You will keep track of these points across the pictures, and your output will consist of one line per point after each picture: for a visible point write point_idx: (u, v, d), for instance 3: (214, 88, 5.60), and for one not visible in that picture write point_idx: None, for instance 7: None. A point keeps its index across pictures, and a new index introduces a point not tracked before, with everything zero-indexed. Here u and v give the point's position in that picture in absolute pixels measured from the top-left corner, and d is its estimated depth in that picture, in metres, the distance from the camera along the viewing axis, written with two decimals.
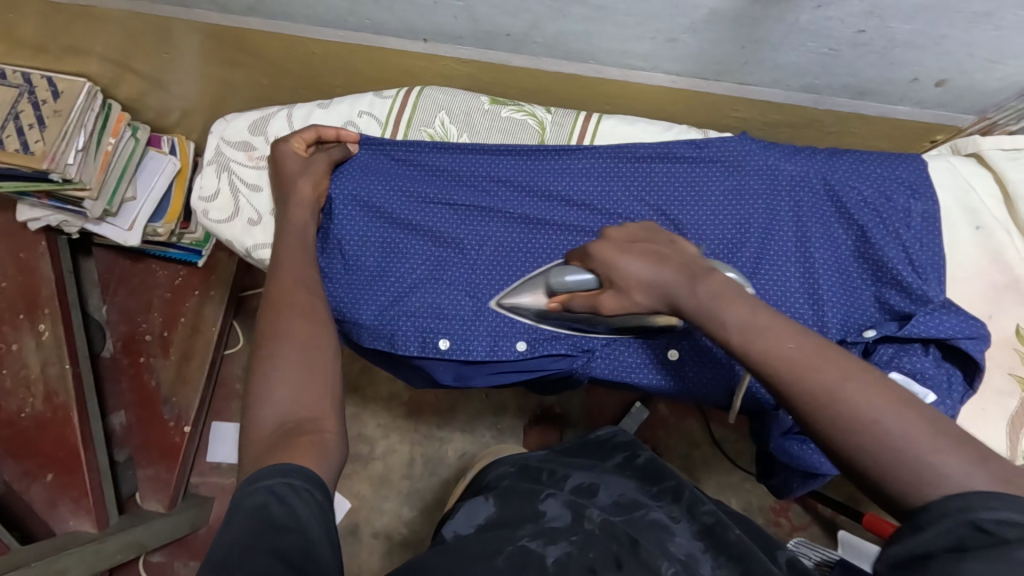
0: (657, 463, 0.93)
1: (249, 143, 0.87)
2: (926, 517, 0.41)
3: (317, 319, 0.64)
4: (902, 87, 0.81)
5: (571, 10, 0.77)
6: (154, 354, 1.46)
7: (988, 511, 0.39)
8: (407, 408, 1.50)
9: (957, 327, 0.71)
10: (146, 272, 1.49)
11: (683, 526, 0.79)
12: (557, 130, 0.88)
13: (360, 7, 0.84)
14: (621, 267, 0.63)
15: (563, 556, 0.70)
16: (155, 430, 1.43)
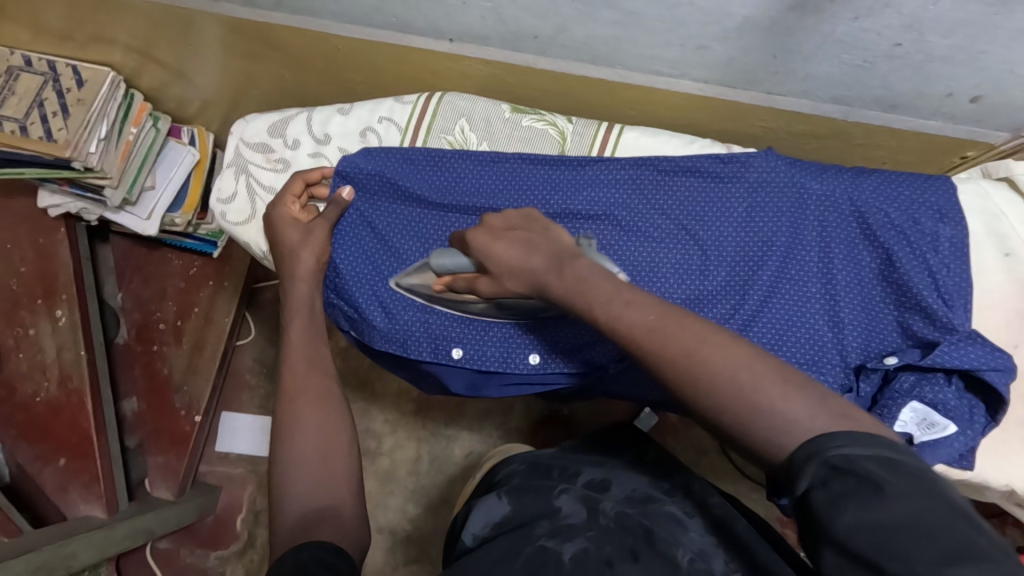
0: (668, 460, 0.93)
1: (268, 146, 0.87)
2: (797, 466, 0.45)
3: (325, 398, 0.68)
4: (934, 102, 0.79)
5: (600, 13, 0.76)
6: (166, 343, 1.46)
7: (838, 449, 0.44)
8: (415, 405, 1.50)
9: (981, 358, 0.70)
10: (161, 261, 1.50)
11: (696, 521, 0.78)
12: (578, 140, 0.87)
13: (387, 5, 0.84)
14: (498, 251, 0.66)
15: (580, 552, 0.69)
16: (165, 417, 1.44)
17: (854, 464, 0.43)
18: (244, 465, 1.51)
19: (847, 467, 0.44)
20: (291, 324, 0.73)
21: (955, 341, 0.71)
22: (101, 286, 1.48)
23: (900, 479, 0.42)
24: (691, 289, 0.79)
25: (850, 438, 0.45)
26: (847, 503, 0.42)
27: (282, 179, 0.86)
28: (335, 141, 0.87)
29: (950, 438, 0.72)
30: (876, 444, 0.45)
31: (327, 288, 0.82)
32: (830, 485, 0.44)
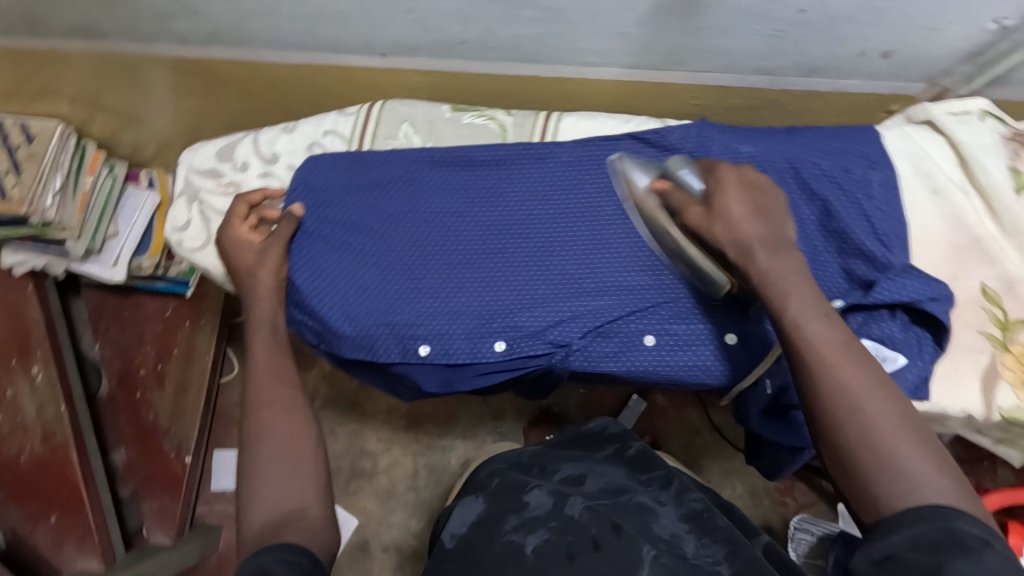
0: (649, 455, 0.93)
1: (217, 170, 0.87)
2: (906, 519, 0.50)
3: (293, 411, 0.69)
4: (850, 62, 0.83)
5: (520, 12, 0.78)
6: (150, 388, 1.46)
7: (959, 522, 0.49)
8: (407, 420, 1.51)
9: (919, 290, 0.73)
10: (136, 307, 1.50)
11: (670, 509, 0.82)
12: (518, 131, 0.87)
13: (316, 28, 0.86)
14: (727, 197, 0.67)
15: (542, 542, 0.73)
16: (156, 462, 1.43)
17: (968, 535, 0.48)
18: None
19: (952, 537, 0.48)
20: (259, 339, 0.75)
21: (895, 277, 0.74)
22: (76, 339, 1.48)
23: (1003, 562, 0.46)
24: (642, 261, 0.80)
25: (975, 521, 0.49)
26: (947, 557, 0.46)
27: None
28: (283, 159, 0.88)
29: (906, 372, 0.73)
30: (991, 534, 0.49)
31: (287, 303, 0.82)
32: (930, 545, 0.48)
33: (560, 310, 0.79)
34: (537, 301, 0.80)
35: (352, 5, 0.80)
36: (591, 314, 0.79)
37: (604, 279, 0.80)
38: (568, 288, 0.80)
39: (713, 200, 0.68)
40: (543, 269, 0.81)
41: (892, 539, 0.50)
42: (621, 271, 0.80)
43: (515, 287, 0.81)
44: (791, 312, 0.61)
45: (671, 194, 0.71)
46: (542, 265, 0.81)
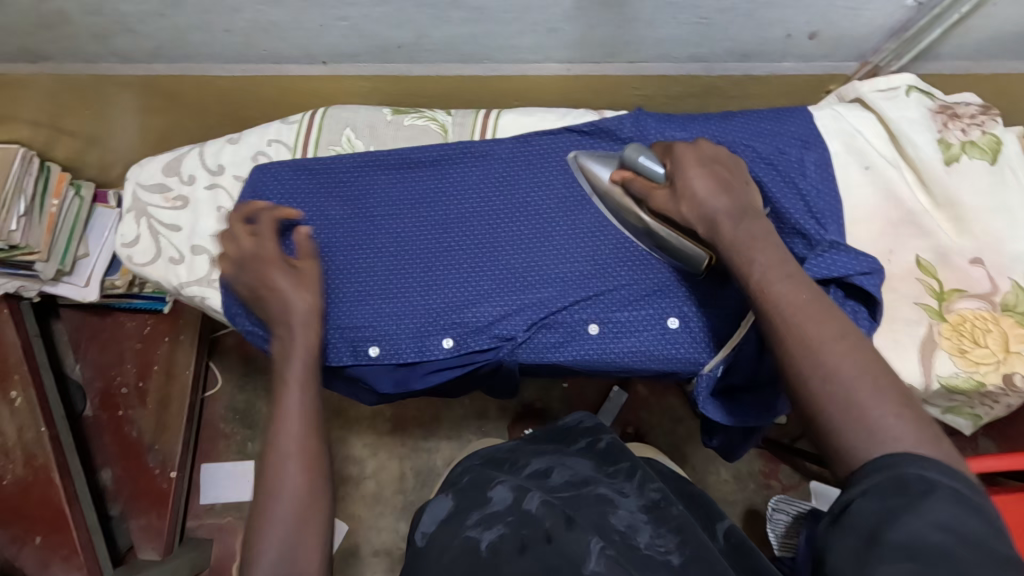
0: (619, 447, 0.94)
1: (165, 185, 0.88)
2: (860, 475, 0.47)
3: (314, 466, 0.67)
4: (780, 44, 0.84)
5: (449, 14, 0.79)
6: (132, 406, 1.47)
7: (915, 469, 0.45)
8: (391, 424, 1.51)
9: (848, 264, 0.72)
10: (114, 326, 1.51)
11: (631, 500, 0.79)
12: (459, 130, 0.89)
13: (254, 40, 0.87)
14: (691, 178, 0.66)
15: (497, 537, 0.71)
16: (142, 479, 1.44)
17: (921, 482, 0.44)
18: (232, 513, 1.50)
19: (906, 487, 0.45)
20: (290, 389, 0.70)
21: (827, 251, 0.73)
22: (58, 361, 1.49)
23: (960, 507, 0.43)
24: (584, 252, 0.82)
25: (932, 466, 0.45)
26: (897, 509, 0.43)
27: (184, 216, 0.87)
28: (229, 170, 0.88)
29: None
30: (953, 480, 0.45)
31: (236, 312, 0.83)
32: (885, 497, 0.44)
33: (504, 304, 0.80)
34: (483, 297, 0.81)
35: (284, 15, 0.80)
36: (535, 306, 0.80)
37: (547, 272, 0.81)
38: (513, 282, 0.81)
39: (677, 181, 0.67)
40: (488, 265, 0.82)
41: (848, 493, 0.47)
42: (564, 263, 0.81)
43: (460, 285, 0.82)
44: (756, 278, 0.59)
45: (634, 183, 0.72)
46: (486, 262, 0.82)
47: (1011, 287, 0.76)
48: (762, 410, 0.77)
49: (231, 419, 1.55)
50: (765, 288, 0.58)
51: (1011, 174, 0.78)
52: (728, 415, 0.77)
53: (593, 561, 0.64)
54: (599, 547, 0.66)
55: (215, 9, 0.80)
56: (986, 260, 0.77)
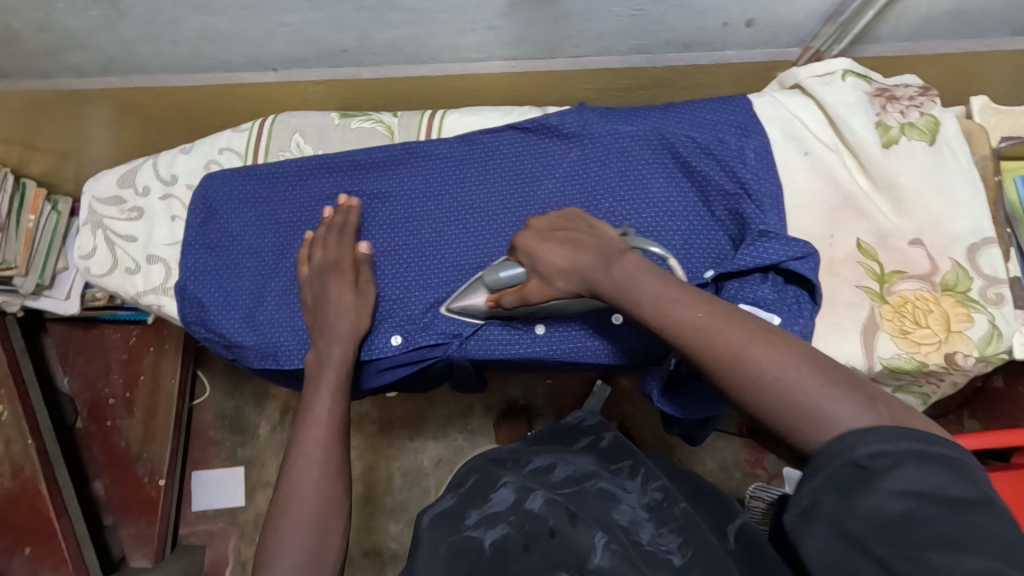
0: (623, 445, 0.87)
1: (120, 198, 0.90)
2: (817, 462, 0.43)
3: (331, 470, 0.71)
4: (717, 34, 0.85)
5: (387, 16, 0.81)
6: (120, 417, 1.44)
7: (863, 446, 0.42)
8: (379, 425, 1.45)
9: (780, 250, 0.73)
10: (99, 337, 1.47)
11: (632, 496, 0.74)
12: (405, 131, 0.90)
13: (201, 50, 0.88)
14: (544, 258, 0.65)
15: (503, 537, 0.63)
16: (131, 487, 1.42)
17: (878, 458, 0.41)
18: (223, 520, 1.47)
19: (854, 470, 0.41)
20: (318, 390, 0.74)
21: (760, 239, 0.74)
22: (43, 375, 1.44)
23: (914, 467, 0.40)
24: None
25: (876, 434, 0.42)
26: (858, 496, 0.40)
27: (140, 227, 0.89)
28: (182, 179, 0.90)
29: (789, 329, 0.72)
30: (908, 439, 0.41)
31: (190, 318, 0.85)
32: (837, 485, 0.41)
33: (451, 301, 0.81)
34: (431, 295, 0.82)
35: (225, 24, 0.82)
36: (483, 303, 0.81)
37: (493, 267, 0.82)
38: (459, 279, 0.82)
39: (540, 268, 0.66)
40: (435, 263, 0.83)
41: (807, 475, 0.43)
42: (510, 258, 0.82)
43: (408, 283, 0.83)
44: (654, 318, 0.57)
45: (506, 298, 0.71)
46: (433, 259, 0.83)
47: (952, 266, 0.76)
48: (716, 398, 0.76)
49: (219, 425, 1.52)
50: (665, 322, 0.55)
51: (950, 153, 0.79)
52: (687, 406, 0.76)
53: (597, 557, 0.60)
54: (605, 542, 0.62)
55: (158, 20, 0.82)
56: (927, 240, 0.77)
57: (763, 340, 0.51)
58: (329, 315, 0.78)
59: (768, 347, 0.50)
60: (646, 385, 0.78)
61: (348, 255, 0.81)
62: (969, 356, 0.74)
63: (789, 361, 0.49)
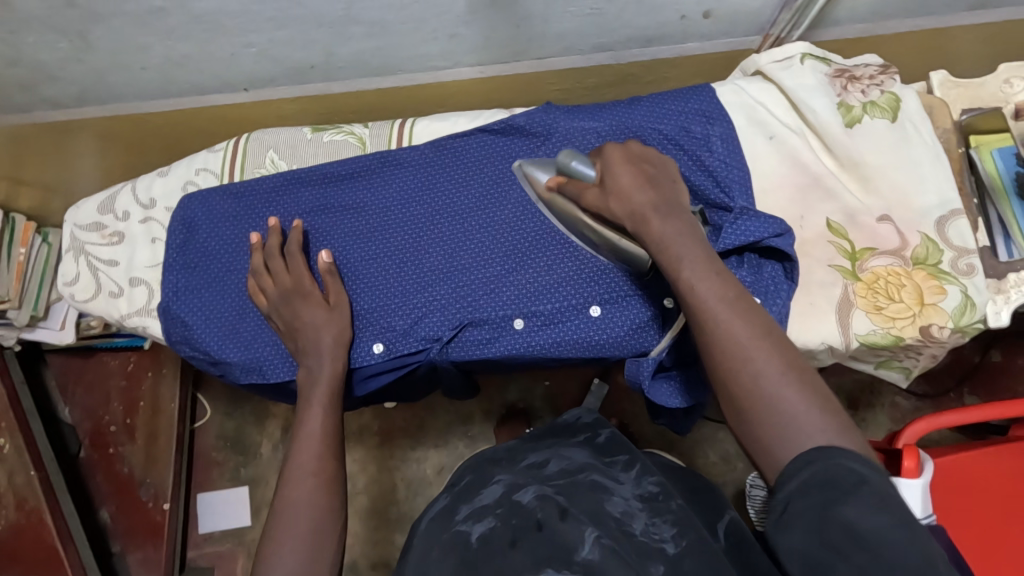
0: (621, 440, 0.79)
1: (100, 223, 0.91)
2: (798, 471, 0.48)
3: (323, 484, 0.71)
4: (677, 27, 0.87)
5: (350, 30, 0.82)
6: (121, 443, 1.43)
7: (848, 462, 0.46)
8: (380, 437, 1.42)
9: (760, 229, 0.74)
10: (99, 366, 1.45)
11: (627, 488, 0.68)
12: (377, 142, 0.92)
13: (172, 75, 0.90)
14: (619, 174, 0.65)
15: (488, 530, 0.60)
16: (135, 513, 1.40)
17: (857, 476, 0.45)
18: (230, 541, 1.44)
19: (835, 481, 0.45)
20: (310, 406, 0.75)
21: (736, 220, 0.75)
22: (42, 406, 1.42)
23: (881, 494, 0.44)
24: (502, 248, 0.83)
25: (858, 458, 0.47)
26: (839, 509, 0.44)
27: (121, 251, 0.90)
28: (160, 202, 0.91)
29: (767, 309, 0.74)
30: (877, 470, 0.47)
31: (175, 338, 0.85)
32: (818, 489, 0.45)
33: (429, 306, 0.82)
34: (409, 301, 0.83)
35: (193, 48, 0.84)
36: (461, 306, 0.82)
37: (468, 271, 0.83)
38: (436, 283, 0.83)
39: (606, 181, 0.65)
40: (412, 269, 0.84)
41: (788, 489, 0.47)
42: (485, 260, 0.83)
43: (385, 291, 0.84)
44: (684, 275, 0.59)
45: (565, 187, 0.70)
46: (409, 266, 0.84)
47: (921, 240, 0.77)
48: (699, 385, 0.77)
49: (223, 446, 1.48)
50: (694, 285, 0.58)
51: (912, 128, 0.80)
52: (672, 394, 0.76)
53: (585, 551, 0.54)
54: (595, 536, 0.56)
55: (128, 49, 0.83)
56: (895, 216, 0.78)
57: (748, 328, 0.55)
58: (303, 330, 0.79)
59: (751, 334, 0.55)
60: (635, 374, 0.75)
61: (304, 277, 0.81)
62: (944, 327, 0.74)
63: (762, 355, 0.54)
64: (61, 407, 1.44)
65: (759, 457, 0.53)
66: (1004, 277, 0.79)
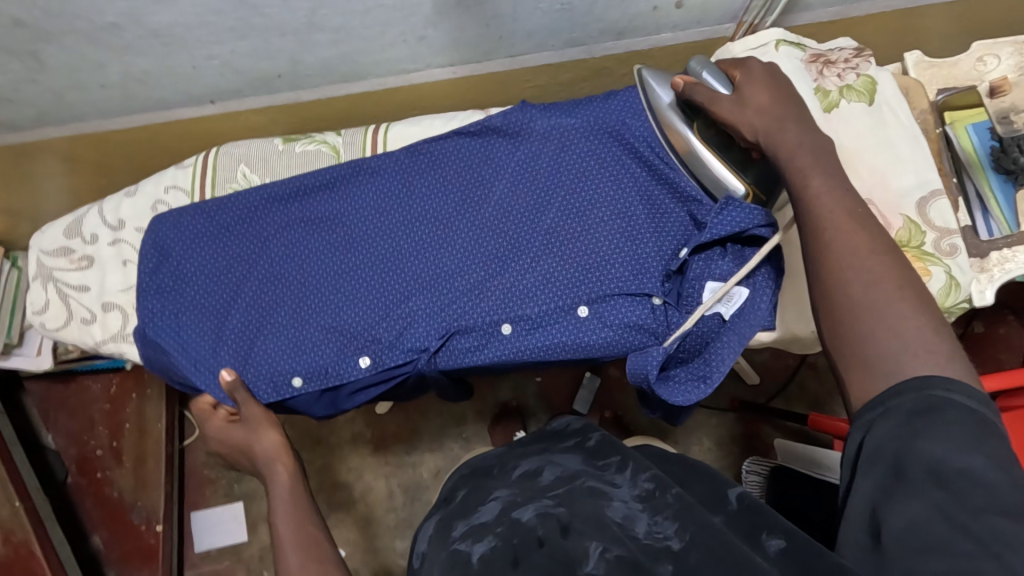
0: (613, 440, 0.73)
1: (68, 247, 0.88)
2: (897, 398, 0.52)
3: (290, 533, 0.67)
4: (649, 18, 0.86)
5: (315, 37, 0.80)
6: (109, 467, 1.37)
7: (942, 392, 0.50)
8: (374, 444, 1.40)
9: (744, 218, 0.72)
10: (80, 391, 1.39)
11: (625, 490, 0.62)
12: (351, 149, 0.90)
13: (133, 91, 0.87)
14: (749, 92, 0.67)
15: (489, 550, 0.56)
16: (128, 538, 1.36)
17: (942, 401, 0.50)
18: (227, 558, 1.39)
19: (921, 406, 0.50)
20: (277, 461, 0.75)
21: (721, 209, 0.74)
22: (26, 434, 1.36)
23: (970, 423, 0.48)
24: (486, 252, 0.82)
25: (957, 388, 0.51)
26: (919, 439, 0.48)
27: (90, 276, 0.87)
28: (130, 223, 0.88)
29: (755, 301, 0.74)
30: (976, 404, 0.50)
31: (153, 364, 0.83)
32: (911, 416, 0.50)
33: (413, 316, 0.81)
34: (393, 313, 0.81)
35: (153, 62, 0.81)
36: (447, 315, 0.80)
37: (452, 278, 0.82)
38: (420, 293, 0.82)
39: (740, 95, 0.68)
40: (394, 279, 0.82)
41: (874, 414, 0.52)
42: (468, 266, 0.82)
43: (368, 302, 0.82)
44: (816, 193, 0.61)
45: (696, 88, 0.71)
46: (391, 276, 0.83)
47: (903, 222, 0.76)
48: (699, 380, 0.73)
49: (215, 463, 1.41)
50: (820, 197, 0.60)
51: (888, 111, 0.80)
52: (672, 393, 0.73)
53: (591, 565, 0.50)
54: (601, 549, 0.52)
55: (84, 67, 0.80)
56: (875, 199, 0.77)
57: (866, 245, 0.58)
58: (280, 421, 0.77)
59: (871, 248, 0.58)
60: (641, 368, 0.74)
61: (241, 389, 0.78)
62: None
63: (877, 276, 0.57)
64: (43, 434, 1.38)
65: (844, 363, 0.57)
66: (986, 256, 0.79)
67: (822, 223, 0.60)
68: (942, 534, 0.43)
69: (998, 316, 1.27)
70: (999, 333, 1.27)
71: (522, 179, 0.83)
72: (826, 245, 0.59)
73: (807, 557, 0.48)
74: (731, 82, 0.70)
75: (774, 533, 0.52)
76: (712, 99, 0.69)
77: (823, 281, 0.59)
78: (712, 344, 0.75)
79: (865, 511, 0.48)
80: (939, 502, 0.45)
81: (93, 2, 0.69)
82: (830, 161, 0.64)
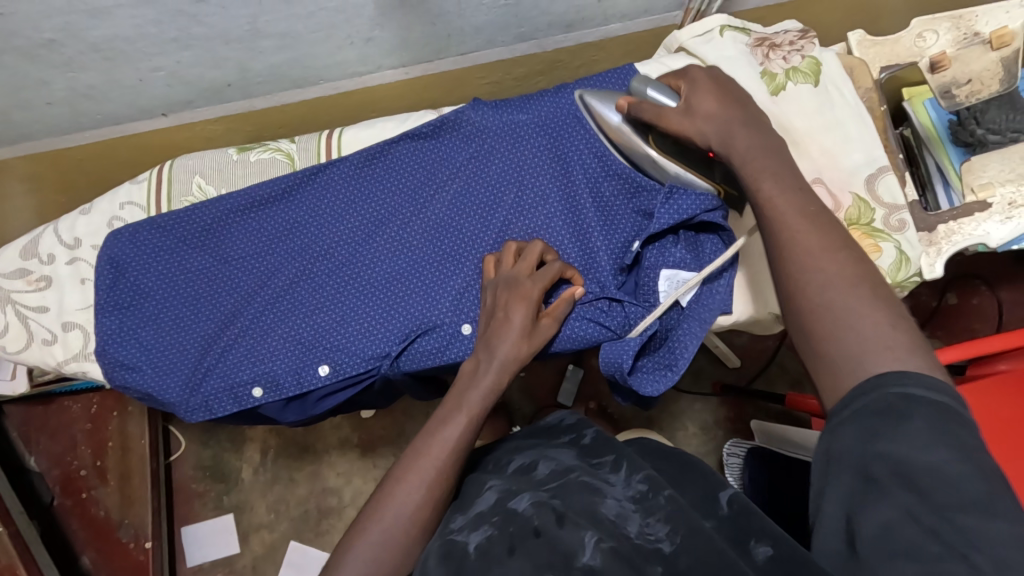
0: (608, 437, 0.71)
1: (25, 269, 0.87)
2: (856, 400, 0.48)
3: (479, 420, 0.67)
4: (595, 9, 0.86)
5: (260, 44, 0.79)
6: (94, 487, 1.30)
7: (898, 387, 0.47)
8: (360, 448, 1.39)
9: (694, 204, 0.73)
10: (59, 412, 1.32)
11: (620, 488, 0.59)
12: (305, 155, 0.89)
13: (81, 107, 0.86)
14: (697, 100, 0.67)
15: (486, 538, 0.54)
16: (117, 558, 1.27)
17: (902, 399, 0.46)
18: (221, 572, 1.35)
19: (881, 405, 0.46)
20: (455, 412, 0.67)
21: (672, 196, 0.75)
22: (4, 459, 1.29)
23: (936, 416, 0.44)
24: (443, 252, 0.82)
25: (914, 380, 0.47)
26: (881, 441, 0.45)
27: (51, 296, 0.86)
28: (86, 240, 0.88)
29: (714, 289, 0.75)
30: (940, 391, 0.46)
31: (117, 382, 0.83)
32: (872, 417, 0.46)
33: (374, 321, 0.81)
34: (353, 319, 0.82)
35: (98, 77, 0.80)
36: (407, 317, 0.81)
37: (409, 281, 0.82)
38: (379, 298, 0.82)
39: (689, 103, 0.67)
40: (351, 286, 0.83)
41: (838, 416, 0.49)
42: (425, 268, 0.82)
43: (329, 309, 0.82)
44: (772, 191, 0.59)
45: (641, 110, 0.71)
46: (351, 281, 0.83)
47: (852, 201, 0.78)
48: (665, 367, 0.74)
49: (202, 476, 1.39)
50: (775, 202, 0.58)
51: (835, 90, 0.81)
52: (642, 382, 0.74)
53: (587, 556, 0.49)
54: (595, 539, 0.50)
55: (28, 85, 0.80)
56: (826, 178, 0.78)
57: (820, 242, 0.56)
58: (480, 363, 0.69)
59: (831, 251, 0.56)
60: (615, 360, 0.74)
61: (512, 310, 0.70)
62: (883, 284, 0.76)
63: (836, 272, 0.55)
64: (25, 458, 1.31)
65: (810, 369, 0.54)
66: (934, 229, 0.81)
67: (782, 227, 0.57)
68: (917, 538, 0.41)
69: (969, 286, 1.29)
70: (971, 302, 1.29)
71: (475, 178, 0.83)
72: (786, 240, 0.57)
73: (792, 565, 0.47)
74: (678, 93, 0.70)
75: (762, 540, 0.50)
76: (660, 115, 0.69)
77: (788, 279, 0.56)
78: (674, 332, 0.76)
79: (841, 521, 0.46)
80: (910, 507, 0.42)
81: (28, 18, 0.68)
82: (787, 164, 0.61)
